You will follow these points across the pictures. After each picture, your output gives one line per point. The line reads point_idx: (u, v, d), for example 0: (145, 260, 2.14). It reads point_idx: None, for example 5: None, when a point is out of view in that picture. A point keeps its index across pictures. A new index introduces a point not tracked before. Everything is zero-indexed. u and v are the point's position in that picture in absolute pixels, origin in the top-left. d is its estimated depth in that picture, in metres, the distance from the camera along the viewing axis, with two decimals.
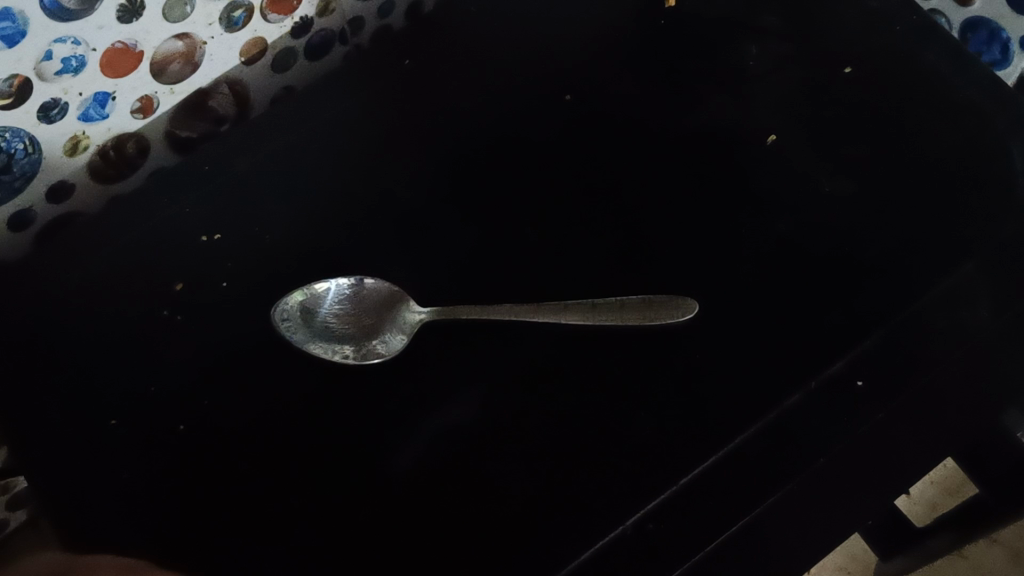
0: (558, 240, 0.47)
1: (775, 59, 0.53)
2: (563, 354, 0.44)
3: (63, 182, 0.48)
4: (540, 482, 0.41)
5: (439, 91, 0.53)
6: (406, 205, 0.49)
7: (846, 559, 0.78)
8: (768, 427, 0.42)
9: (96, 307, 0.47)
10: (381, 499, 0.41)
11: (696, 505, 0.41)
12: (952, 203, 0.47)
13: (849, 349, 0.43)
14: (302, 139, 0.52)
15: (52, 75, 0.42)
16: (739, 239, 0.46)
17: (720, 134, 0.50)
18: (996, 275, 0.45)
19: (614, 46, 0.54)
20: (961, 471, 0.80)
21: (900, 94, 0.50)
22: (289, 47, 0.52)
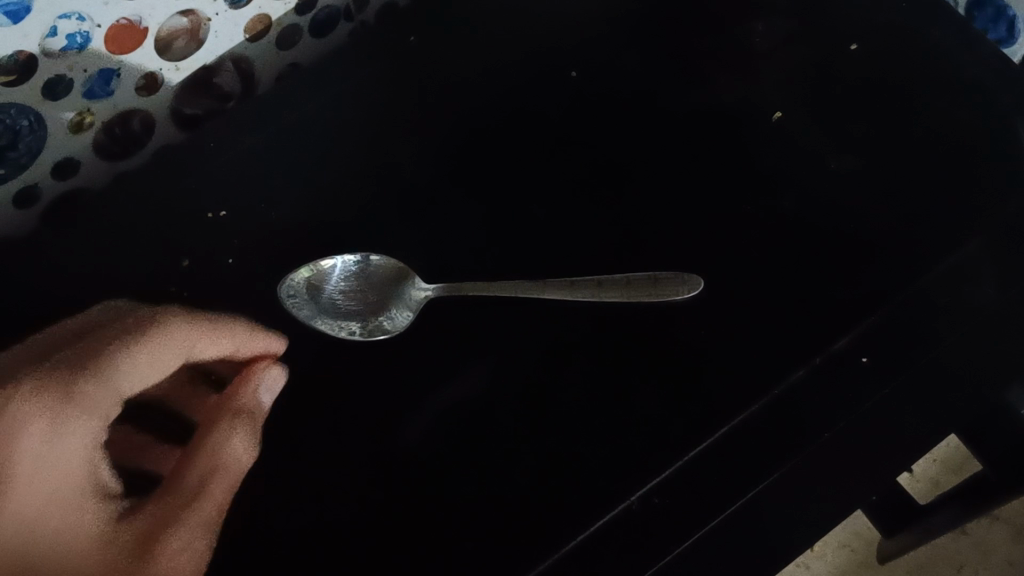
0: (561, 218, 0.47)
1: (783, 34, 0.52)
2: (563, 331, 0.44)
3: (69, 158, 0.48)
4: (543, 459, 0.41)
5: (443, 68, 0.53)
6: (409, 183, 0.49)
7: (849, 537, 0.79)
8: (771, 402, 0.42)
9: (104, 283, 0.47)
10: (387, 473, 0.41)
11: (705, 479, 0.41)
12: (960, 179, 0.46)
13: (857, 322, 0.43)
14: (306, 117, 0.52)
15: (57, 51, 0.42)
16: (741, 216, 0.46)
17: (725, 112, 0.50)
18: (998, 250, 0.45)
19: (619, 23, 0.54)
20: (965, 448, 0.80)
21: (909, 65, 0.50)
22: (293, 25, 0.52)
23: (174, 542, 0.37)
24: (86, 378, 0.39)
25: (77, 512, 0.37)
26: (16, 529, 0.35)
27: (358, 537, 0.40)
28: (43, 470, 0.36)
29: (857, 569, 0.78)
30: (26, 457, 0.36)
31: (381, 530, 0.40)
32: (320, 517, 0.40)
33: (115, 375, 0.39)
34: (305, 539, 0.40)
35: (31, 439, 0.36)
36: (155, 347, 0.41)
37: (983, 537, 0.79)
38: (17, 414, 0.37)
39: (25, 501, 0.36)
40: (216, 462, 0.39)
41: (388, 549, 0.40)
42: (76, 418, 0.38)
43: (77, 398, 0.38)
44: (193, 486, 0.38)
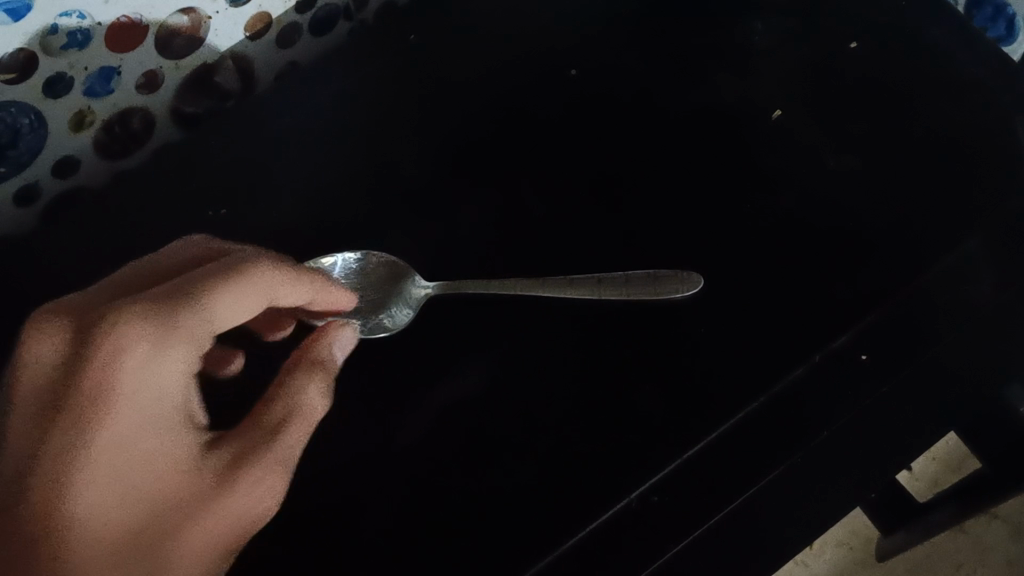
0: (561, 216, 0.48)
1: (782, 33, 0.52)
2: (563, 328, 0.44)
3: (69, 157, 0.48)
4: (543, 458, 0.41)
5: (442, 67, 0.53)
6: (408, 183, 0.50)
7: (848, 535, 0.80)
8: (772, 400, 0.42)
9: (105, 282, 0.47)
10: (388, 472, 0.41)
11: (706, 476, 0.41)
12: (962, 178, 0.46)
13: (855, 321, 0.43)
14: (306, 116, 0.52)
15: (58, 49, 0.42)
16: (740, 215, 0.46)
17: (724, 111, 0.50)
18: (998, 249, 0.44)
19: (619, 22, 0.54)
20: (965, 446, 0.81)
21: (910, 61, 0.49)
22: (293, 23, 0.52)
23: (242, 488, 0.34)
24: (198, 305, 0.33)
25: (157, 447, 0.32)
26: (93, 464, 0.31)
27: (360, 535, 0.40)
28: (134, 402, 0.32)
29: (852, 568, 0.79)
30: (122, 384, 0.31)
31: (383, 529, 0.40)
32: (322, 515, 0.41)
33: (215, 307, 0.34)
34: (308, 535, 0.40)
35: (135, 362, 0.31)
36: (245, 284, 0.35)
37: (983, 534, 0.79)
38: (122, 335, 0.31)
39: (110, 433, 0.31)
40: (291, 408, 0.36)
41: (390, 547, 0.40)
42: (181, 346, 0.33)
43: (193, 325, 0.33)
44: (272, 424, 0.35)
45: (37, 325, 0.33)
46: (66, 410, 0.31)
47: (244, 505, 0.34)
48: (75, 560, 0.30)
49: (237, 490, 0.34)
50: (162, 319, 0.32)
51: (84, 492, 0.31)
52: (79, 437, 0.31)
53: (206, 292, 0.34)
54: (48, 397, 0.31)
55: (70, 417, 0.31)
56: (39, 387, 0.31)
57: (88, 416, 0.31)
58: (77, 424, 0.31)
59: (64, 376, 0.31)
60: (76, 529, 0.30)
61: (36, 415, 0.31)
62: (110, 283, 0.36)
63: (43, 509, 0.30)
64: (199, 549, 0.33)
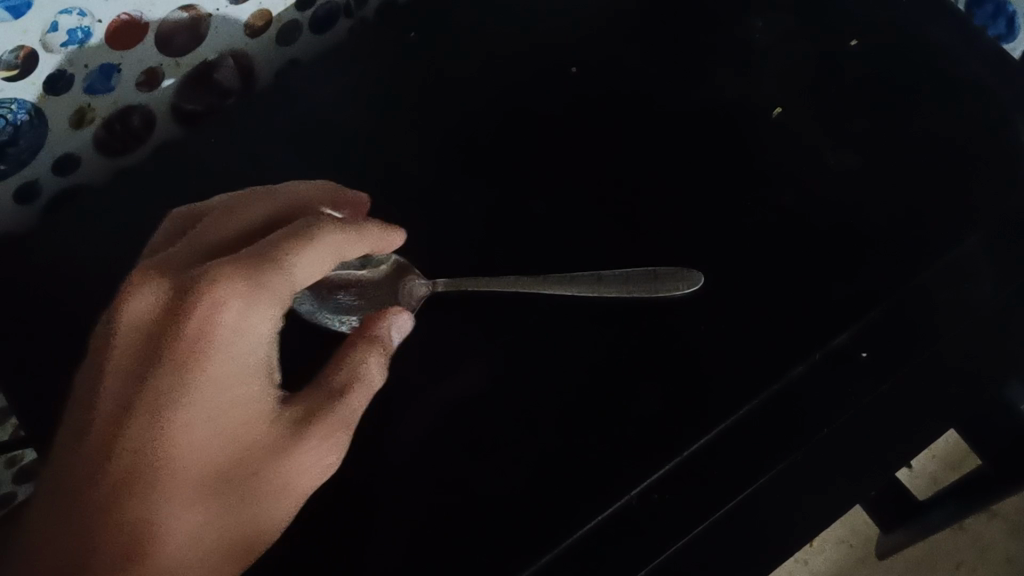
0: (561, 214, 0.48)
1: (782, 31, 0.52)
2: (562, 326, 0.44)
3: (70, 155, 0.48)
4: (543, 454, 0.41)
5: (442, 65, 0.53)
6: (417, 182, 0.50)
7: (847, 533, 0.82)
8: (770, 398, 0.42)
9: (106, 280, 0.48)
10: (387, 470, 0.42)
11: (705, 475, 0.41)
12: (959, 176, 0.46)
13: (859, 317, 0.43)
14: (305, 114, 0.52)
15: (58, 47, 0.42)
16: (740, 213, 0.46)
17: (723, 108, 0.50)
18: (1000, 245, 0.44)
19: (619, 18, 0.53)
20: (964, 444, 0.81)
21: (910, 59, 0.49)
22: (294, 21, 0.52)
23: (309, 441, 0.38)
24: (285, 268, 0.38)
25: (241, 395, 0.38)
26: (190, 403, 0.37)
27: (361, 535, 0.40)
28: (228, 355, 0.37)
29: (855, 566, 0.81)
30: (217, 334, 0.37)
31: (384, 527, 0.40)
32: (324, 513, 0.41)
33: (296, 267, 0.38)
34: (310, 533, 0.40)
35: (227, 316, 0.37)
36: (321, 248, 0.39)
37: (982, 532, 0.81)
38: (218, 292, 0.37)
39: (204, 378, 0.37)
40: (354, 373, 0.39)
41: (390, 547, 0.40)
42: (267, 303, 0.37)
43: (281, 284, 0.38)
44: (335, 386, 0.39)
45: (136, 283, 0.38)
46: (172, 356, 0.37)
47: (308, 459, 0.38)
48: (173, 480, 0.36)
49: (305, 444, 0.38)
50: (252, 278, 0.37)
51: (180, 426, 0.36)
52: (178, 378, 0.36)
53: (289, 257, 0.38)
54: (153, 344, 0.37)
55: (174, 361, 0.37)
56: (146, 335, 0.37)
57: (187, 361, 0.37)
58: (178, 368, 0.36)
59: (165, 327, 0.37)
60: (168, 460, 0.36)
61: (144, 357, 0.37)
62: (196, 243, 0.41)
63: (146, 437, 0.36)
64: (266, 492, 0.38)
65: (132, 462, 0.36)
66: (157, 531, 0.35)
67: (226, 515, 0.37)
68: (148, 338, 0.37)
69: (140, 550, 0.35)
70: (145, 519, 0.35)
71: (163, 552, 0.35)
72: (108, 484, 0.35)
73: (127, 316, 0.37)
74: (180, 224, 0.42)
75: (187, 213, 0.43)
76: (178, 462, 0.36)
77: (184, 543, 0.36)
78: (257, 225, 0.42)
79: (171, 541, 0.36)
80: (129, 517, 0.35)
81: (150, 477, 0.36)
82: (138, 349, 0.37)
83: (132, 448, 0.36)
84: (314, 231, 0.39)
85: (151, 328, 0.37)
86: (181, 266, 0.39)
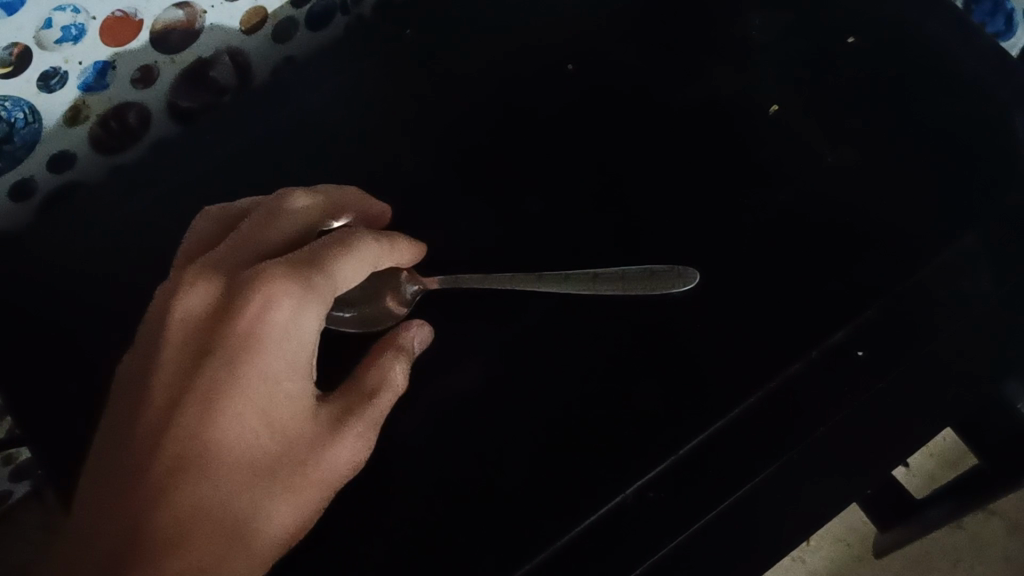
0: (557, 212, 0.48)
1: (780, 28, 0.51)
2: (558, 325, 0.44)
3: (64, 152, 0.48)
4: (538, 452, 0.41)
5: (438, 62, 0.53)
6: (412, 180, 0.50)
7: (845, 532, 0.82)
8: (767, 395, 0.42)
9: (101, 277, 0.48)
10: (384, 469, 0.42)
11: (701, 474, 0.41)
12: (960, 173, 0.45)
13: (851, 318, 0.43)
14: (301, 112, 0.52)
15: (52, 44, 0.41)
16: (736, 210, 0.46)
17: (720, 105, 0.50)
18: (1000, 241, 0.44)
19: (616, 14, 0.53)
20: (963, 443, 0.82)
21: (910, 53, 0.48)
22: (289, 17, 0.51)
23: (344, 440, 0.39)
24: (330, 273, 0.38)
25: (285, 393, 0.38)
26: (239, 393, 0.37)
27: (357, 534, 0.40)
28: (276, 350, 0.37)
29: (852, 565, 0.82)
30: (269, 333, 0.37)
31: (380, 526, 0.40)
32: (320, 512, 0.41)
33: (339, 272, 0.39)
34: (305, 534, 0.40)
35: (279, 316, 0.37)
36: (361, 258, 0.40)
37: (980, 531, 0.81)
38: (270, 291, 0.37)
39: (253, 374, 0.37)
40: (381, 378, 0.40)
41: (387, 545, 0.40)
42: (315, 306, 0.38)
43: (326, 288, 0.38)
44: (366, 389, 0.40)
45: (191, 278, 0.39)
46: (223, 349, 0.37)
47: (342, 457, 0.39)
48: (216, 470, 0.36)
49: (340, 443, 0.39)
50: (302, 280, 0.37)
51: (226, 419, 0.37)
52: (230, 372, 0.37)
53: (335, 264, 0.39)
54: (204, 338, 0.38)
55: (225, 356, 0.37)
56: (199, 329, 0.38)
57: (239, 356, 0.37)
58: (229, 362, 0.37)
59: (217, 321, 0.38)
60: (213, 447, 0.36)
61: (195, 351, 0.38)
62: (246, 240, 0.40)
63: (193, 428, 0.36)
64: (305, 483, 0.38)
65: (179, 450, 0.36)
66: (201, 516, 0.35)
67: (265, 507, 0.37)
68: (201, 332, 0.38)
69: (169, 544, 0.34)
70: (190, 505, 0.35)
71: (207, 537, 0.35)
72: (157, 469, 0.35)
73: (181, 311, 0.38)
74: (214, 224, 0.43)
75: (219, 212, 0.43)
76: (223, 453, 0.37)
77: (225, 531, 0.36)
78: (301, 222, 0.42)
79: (213, 528, 0.36)
80: (175, 503, 0.35)
81: (197, 467, 0.36)
82: (190, 342, 0.38)
83: (180, 437, 0.36)
84: (354, 242, 0.40)
85: (204, 323, 0.38)
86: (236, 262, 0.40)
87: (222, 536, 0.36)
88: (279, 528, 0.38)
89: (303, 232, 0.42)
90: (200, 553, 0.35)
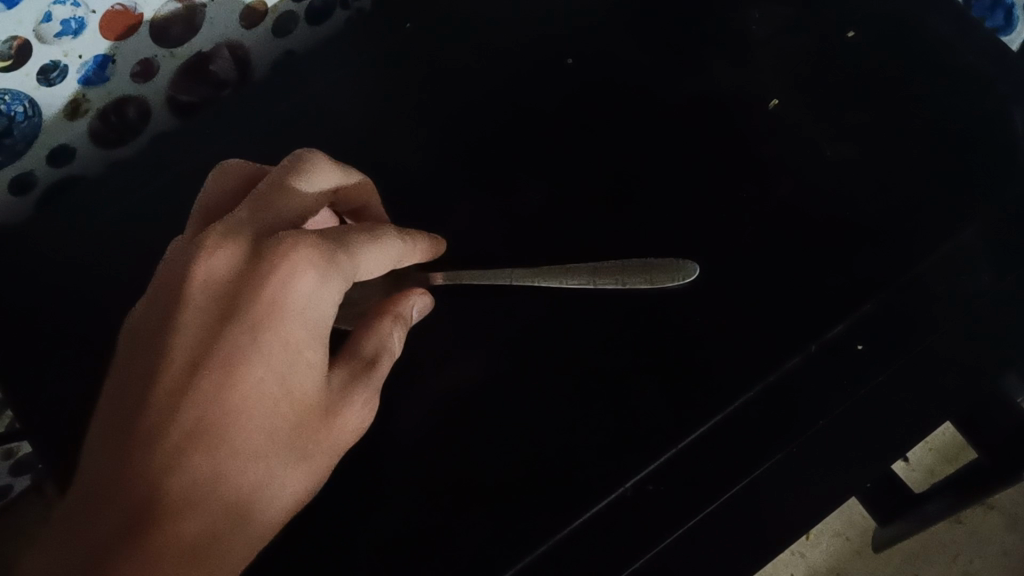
0: (555, 206, 0.48)
1: (778, 21, 0.51)
2: (559, 317, 0.44)
3: (65, 146, 0.48)
4: (540, 443, 0.41)
5: (438, 57, 0.53)
6: (411, 174, 0.50)
7: (843, 526, 0.82)
8: (767, 388, 0.42)
9: (101, 269, 0.48)
10: (387, 460, 0.42)
11: (702, 464, 0.41)
12: (958, 168, 0.45)
13: (851, 312, 0.43)
14: (301, 107, 0.52)
15: (52, 37, 0.41)
16: (735, 204, 0.46)
17: (719, 99, 0.49)
18: (997, 239, 0.44)
19: (616, 8, 0.53)
20: (962, 437, 0.82)
21: (909, 47, 0.48)
22: (288, 12, 0.51)
23: (353, 407, 0.39)
24: (353, 253, 0.39)
25: (305, 362, 0.38)
26: (262, 360, 0.36)
27: (362, 528, 0.41)
28: (299, 319, 0.37)
29: (851, 558, 0.82)
30: (292, 302, 0.37)
31: (385, 518, 0.41)
32: (326, 506, 0.41)
33: (360, 253, 0.40)
34: (311, 530, 0.41)
35: (303, 286, 0.37)
36: (380, 241, 0.41)
37: (979, 525, 0.82)
38: (297, 261, 0.37)
39: (277, 342, 0.37)
40: (381, 343, 0.41)
41: (391, 537, 0.40)
42: (338, 281, 0.38)
43: (347, 266, 0.39)
44: (368, 354, 0.40)
45: (214, 241, 0.38)
46: (246, 314, 0.37)
47: (352, 425, 0.39)
48: (235, 436, 0.36)
49: (349, 410, 0.39)
50: (329, 254, 0.38)
51: (248, 384, 0.36)
52: (252, 338, 0.37)
53: (357, 246, 0.40)
54: (227, 301, 0.37)
55: (249, 322, 0.37)
56: (222, 291, 0.37)
57: (262, 323, 0.37)
58: (253, 329, 0.37)
59: (242, 286, 0.37)
60: (231, 412, 0.36)
61: (217, 314, 0.37)
62: (265, 205, 0.40)
63: (214, 392, 0.35)
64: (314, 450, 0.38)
65: (200, 413, 0.35)
66: (218, 481, 0.35)
67: (278, 475, 0.37)
68: (223, 295, 0.37)
69: (183, 505, 0.33)
70: (208, 468, 0.34)
71: (221, 502, 0.34)
72: (177, 430, 0.34)
73: (203, 273, 0.38)
74: (233, 183, 0.43)
75: (237, 168, 0.43)
76: (241, 419, 0.36)
77: (239, 498, 0.35)
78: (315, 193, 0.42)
79: (229, 494, 0.35)
80: (195, 465, 0.34)
81: (216, 431, 0.35)
82: (212, 304, 0.37)
83: (202, 399, 0.35)
84: (380, 236, 0.41)
85: (227, 285, 0.37)
86: (255, 227, 0.39)
87: (235, 502, 0.35)
88: (288, 497, 0.37)
89: (318, 202, 0.42)
90: (212, 518, 0.34)
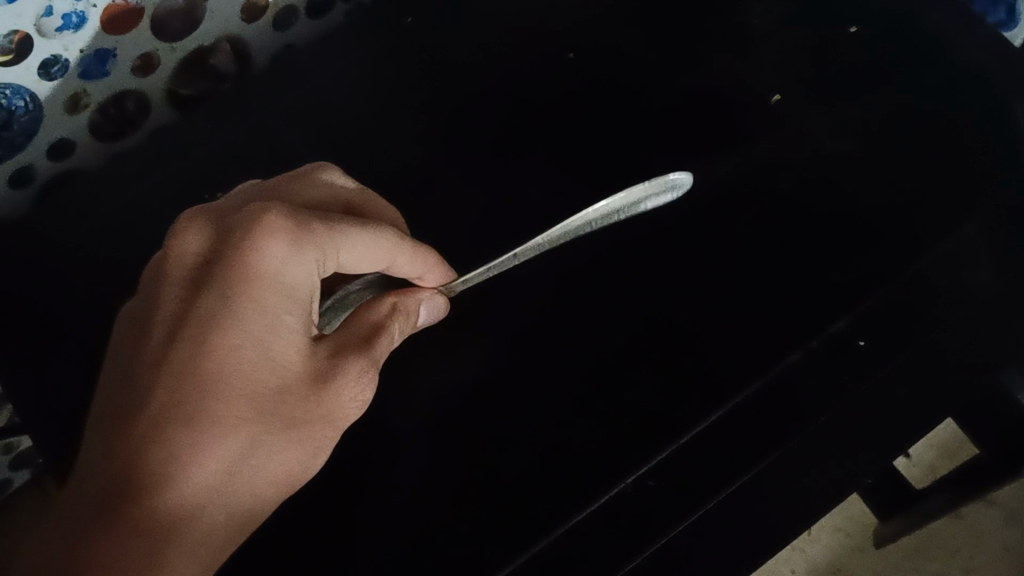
0: (554, 201, 0.48)
1: (779, 16, 0.51)
2: (561, 310, 0.44)
3: (64, 139, 0.48)
4: (542, 441, 0.41)
5: (439, 51, 0.53)
6: (411, 169, 0.50)
7: (844, 521, 0.83)
8: (769, 384, 0.42)
9: (98, 261, 0.48)
10: (393, 457, 0.42)
11: (704, 458, 0.41)
12: (961, 162, 0.45)
13: (851, 306, 0.42)
14: (301, 100, 0.52)
15: (52, 32, 0.41)
16: (736, 198, 0.46)
17: (720, 94, 0.49)
18: (999, 232, 0.44)
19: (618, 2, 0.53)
20: (963, 433, 0.82)
21: (910, 42, 0.48)
22: (289, 6, 0.52)
23: (346, 378, 0.39)
24: (330, 226, 0.39)
25: (286, 330, 0.37)
26: (235, 329, 0.36)
27: (369, 533, 0.40)
28: (272, 286, 0.37)
29: (852, 554, 0.82)
30: (263, 270, 0.37)
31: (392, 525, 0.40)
32: (336, 512, 0.41)
33: (339, 226, 0.40)
34: (326, 535, 0.40)
35: (273, 254, 0.37)
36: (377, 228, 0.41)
37: (980, 521, 0.82)
38: (265, 229, 0.37)
39: (252, 311, 0.37)
40: (377, 324, 0.40)
41: (397, 541, 0.40)
42: (310, 250, 0.38)
43: (324, 238, 0.39)
44: (365, 328, 0.40)
45: (192, 223, 0.39)
46: (219, 284, 0.37)
47: (347, 396, 0.39)
48: (213, 408, 0.35)
49: (342, 379, 0.39)
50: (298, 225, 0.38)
51: (222, 354, 0.36)
52: (225, 306, 0.37)
53: (338, 221, 0.40)
54: (203, 276, 0.38)
55: (222, 291, 0.37)
56: (197, 266, 0.38)
57: (235, 291, 0.37)
58: (227, 297, 0.37)
59: (215, 260, 0.37)
60: (207, 384, 0.35)
61: (192, 287, 0.37)
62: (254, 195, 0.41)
63: (187, 363, 0.35)
64: (302, 420, 0.38)
65: (174, 387, 0.35)
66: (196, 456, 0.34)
67: (263, 446, 0.36)
68: (199, 269, 0.38)
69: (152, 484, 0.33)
70: (182, 442, 0.34)
71: (198, 478, 0.34)
72: (148, 407, 0.35)
73: (180, 251, 0.38)
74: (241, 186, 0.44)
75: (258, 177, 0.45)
76: (220, 389, 0.36)
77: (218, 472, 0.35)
78: (323, 191, 0.43)
79: (207, 470, 0.35)
80: (169, 440, 0.34)
81: (191, 404, 0.35)
82: (188, 278, 0.38)
83: (175, 373, 0.35)
84: (375, 223, 0.41)
85: (202, 260, 0.38)
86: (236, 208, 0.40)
87: (219, 477, 0.35)
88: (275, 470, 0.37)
89: (331, 199, 0.43)
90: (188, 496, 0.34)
